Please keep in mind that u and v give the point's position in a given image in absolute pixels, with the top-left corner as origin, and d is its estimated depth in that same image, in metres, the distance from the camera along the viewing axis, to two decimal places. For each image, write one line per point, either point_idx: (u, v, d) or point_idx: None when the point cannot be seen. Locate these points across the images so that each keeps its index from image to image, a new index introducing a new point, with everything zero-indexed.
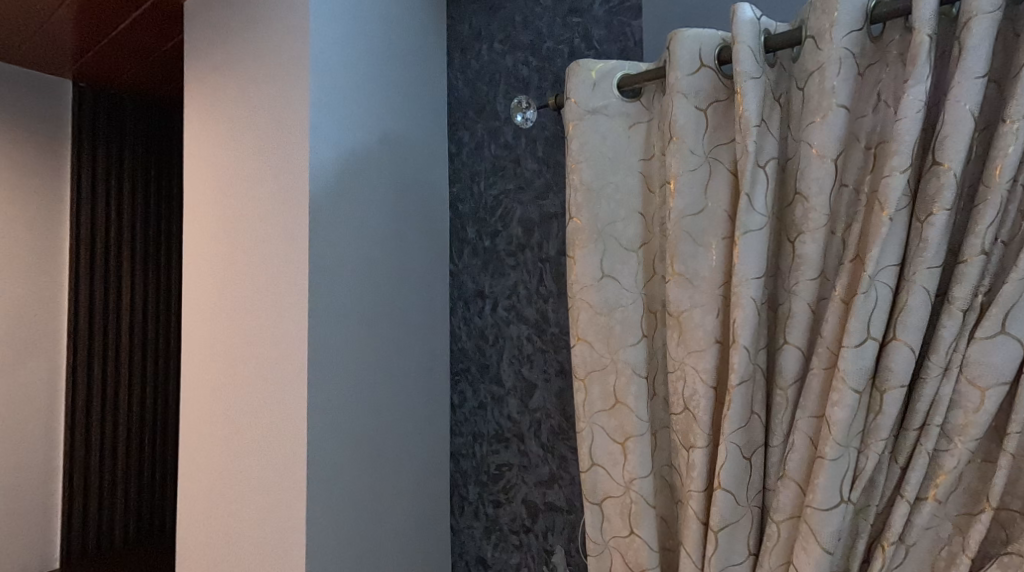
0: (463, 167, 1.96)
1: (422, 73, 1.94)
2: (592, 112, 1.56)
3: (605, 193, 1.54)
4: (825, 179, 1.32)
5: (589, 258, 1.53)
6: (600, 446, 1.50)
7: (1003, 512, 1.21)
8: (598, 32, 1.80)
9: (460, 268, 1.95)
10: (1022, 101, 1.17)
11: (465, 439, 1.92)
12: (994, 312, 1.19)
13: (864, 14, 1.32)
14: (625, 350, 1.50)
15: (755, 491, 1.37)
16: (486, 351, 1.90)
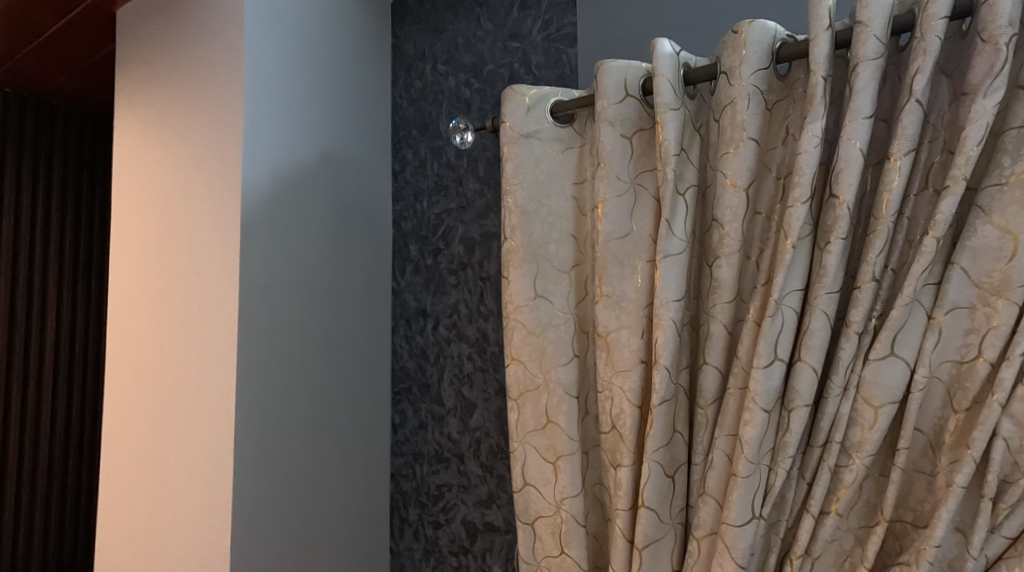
0: (407, 186, 2.00)
1: (364, 91, 1.97)
2: (526, 136, 1.61)
3: (539, 215, 1.59)
4: (738, 208, 1.39)
5: (523, 279, 1.57)
6: (532, 465, 1.53)
7: (898, 524, 1.27)
8: (537, 58, 1.86)
9: (402, 286, 1.98)
10: (904, 138, 1.24)
11: (406, 459, 1.94)
12: (884, 335, 1.25)
13: (771, 54, 1.40)
14: (557, 369, 1.54)
15: (678, 508, 1.42)
16: (427, 370, 1.93)
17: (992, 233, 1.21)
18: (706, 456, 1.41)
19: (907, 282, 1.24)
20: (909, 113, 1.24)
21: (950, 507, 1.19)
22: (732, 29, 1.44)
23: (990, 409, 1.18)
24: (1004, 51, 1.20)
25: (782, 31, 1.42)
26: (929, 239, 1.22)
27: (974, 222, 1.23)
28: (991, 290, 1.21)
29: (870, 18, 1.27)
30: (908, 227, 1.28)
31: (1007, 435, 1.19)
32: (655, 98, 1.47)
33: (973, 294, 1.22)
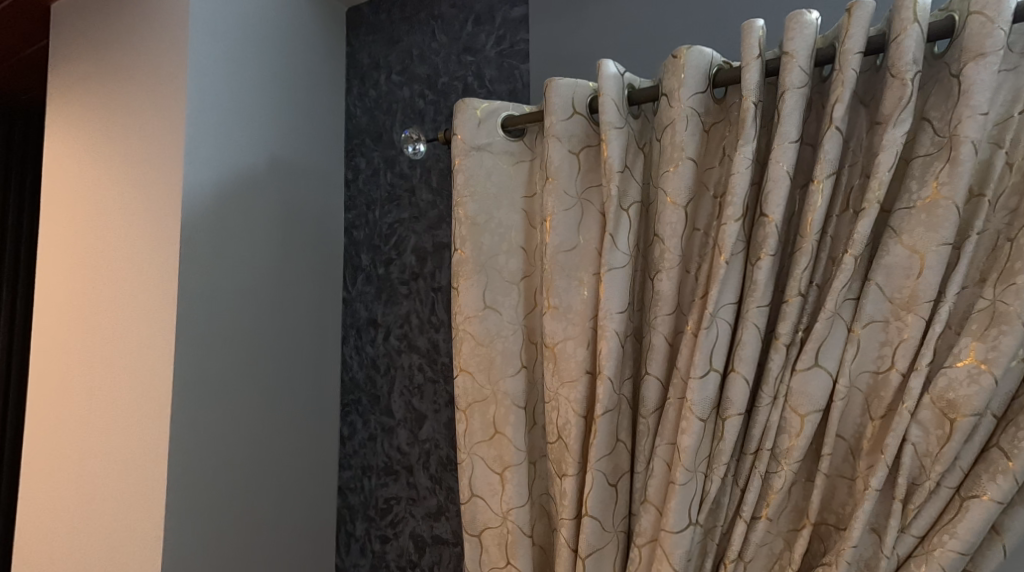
0: (360, 195, 2.03)
1: (315, 98, 2.00)
2: (477, 148, 1.65)
3: (488, 226, 1.63)
4: (678, 223, 1.44)
5: (472, 290, 1.61)
6: (479, 476, 1.56)
7: (822, 527, 1.34)
8: (491, 72, 1.91)
9: (353, 295, 2.01)
10: (827, 160, 1.32)
11: (354, 472, 1.97)
12: (810, 346, 1.32)
13: (708, 78, 1.47)
14: (505, 380, 1.58)
15: (620, 517, 1.47)
16: (377, 381, 1.96)
17: (903, 252, 1.29)
18: (648, 465, 1.45)
19: (829, 296, 1.31)
20: (830, 139, 1.32)
21: (865, 508, 1.25)
22: (671, 54, 1.51)
23: (900, 416, 1.25)
24: (909, 85, 1.28)
25: (718, 57, 1.49)
26: (848, 257, 1.30)
27: (887, 242, 1.30)
28: (902, 304, 1.29)
29: (795, 49, 1.35)
30: (831, 245, 1.35)
31: (916, 440, 1.25)
32: (600, 117, 1.53)
33: (887, 309, 1.30)
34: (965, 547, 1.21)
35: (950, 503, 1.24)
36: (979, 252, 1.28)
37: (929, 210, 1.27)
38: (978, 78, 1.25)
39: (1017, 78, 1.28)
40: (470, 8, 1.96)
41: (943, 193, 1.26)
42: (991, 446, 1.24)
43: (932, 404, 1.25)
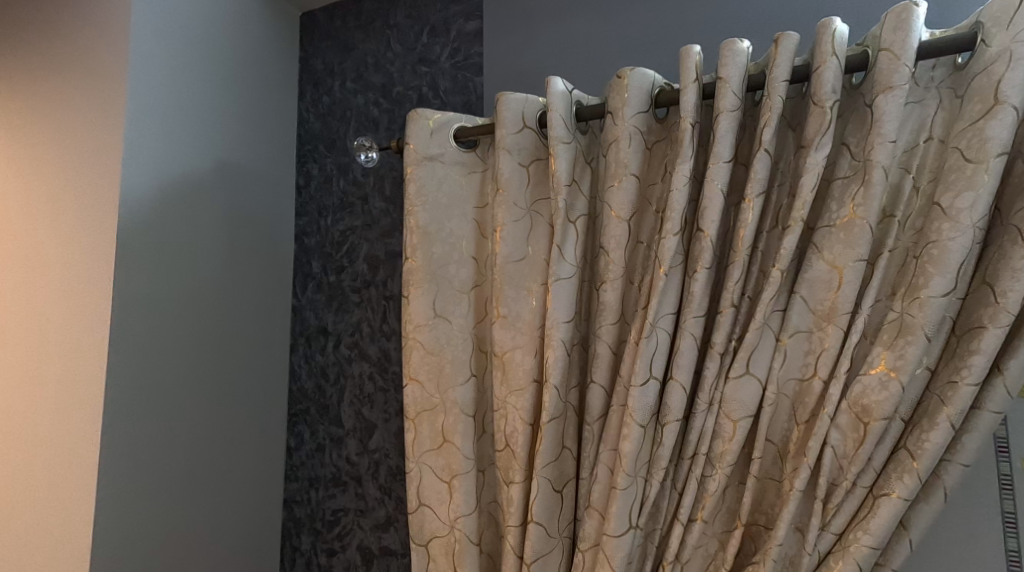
0: (311, 201, 2.06)
1: (265, 103, 2.02)
2: (430, 158, 1.70)
3: (439, 235, 1.67)
4: (622, 236, 1.50)
5: (423, 299, 1.64)
6: (427, 485, 1.59)
7: (753, 527, 1.40)
8: (445, 84, 1.96)
9: (303, 303, 2.04)
10: (758, 179, 1.38)
11: (300, 484, 1.98)
12: (742, 355, 1.38)
13: (650, 99, 1.54)
14: (454, 389, 1.61)
15: (565, 523, 1.51)
16: (327, 391, 1.98)
17: (824, 268, 1.36)
18: (593, 470, 1.50)
19: (759, 308, 1.38)
20: (760, 160, 1.39)
21: (789, 508, 1.32)
22: (616, 74, 1.57)
23: (821, 421, 1.32)
24: (828, 113, 1.36)
25: (660, 79, 1.56)
26: (774, 271, 1.37)
27: (810, 258, 1.37)
28: (823, 316, 1.36)
29: (728, 74, 1.42)
30: (761, 259, 1.42)
31: (835, 443, 1.33)
32: (548, 132, 1.59)
33: (811, 320, 1.37)
34: (876, 542, 1.28)
35: (865, 501, 1.32)
36: (892, 268, 1.36)
37: (846, 229, 1.35)
38: (887, 109, 1.33)
39: (922, 110, 1.38)
40: (425, 20, 2.01)
41: (859, 213, 1.34)
42: (900, 447, 1.31)
43: (849, 410, 1.32)
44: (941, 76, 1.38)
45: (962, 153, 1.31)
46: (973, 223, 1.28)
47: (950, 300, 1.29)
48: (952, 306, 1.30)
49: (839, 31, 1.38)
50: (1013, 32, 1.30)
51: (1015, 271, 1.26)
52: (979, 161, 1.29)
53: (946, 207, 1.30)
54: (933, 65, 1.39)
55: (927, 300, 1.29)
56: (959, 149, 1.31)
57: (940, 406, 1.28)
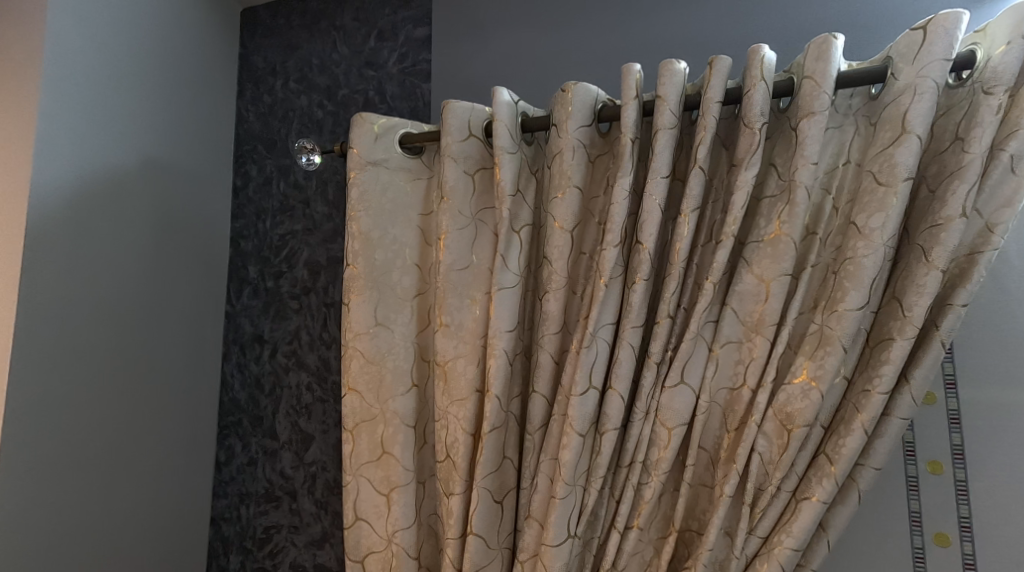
0: (249, 203, 2.06)
1: (201, 100, 2.01)
2: (374, 163, 1.71)
3: (383, 241, 1.68)
4: (565, 247, 1.53)
5: (364, 307, 1.65)
6: (364, 498, 1.59)
7: (686, 533, 1.45)
8: (392, 89, 1.98)
9: (238, 309, 2.03)
10: (694, 195, 1.43)
11: (229, 501, 1.97)
12: (677, 365, 1.43)
13: (593, 113, 1.58)
14: (395, 399, 1.62)
15: (505, 535, 1.53)
16: (261, 402, 1.98)
17: (752, 281, 1.41)
18: (533, 480, 1.52)
19: (693, 318, 1.42)
20: (695, 176, 1.43)
21: (720, 513, 1.37)
22: (560, 88, 1.61)
23: (749, 428, 1.38)
24: (758, 134, 1.41)
25: (602, 94, 1.61)
26: (708, 284, 1.41)
27: (740, 271, 1.42)
28: (752, 327, 1.41)
29: (667, 93, 1.47)
30: (696, 272, 1.47)
31: (761, 449, 1.38)
32: (494, 141, 1.62)
33: (740, 330, 1.42)
34: (799, 544, 1.33)
35: (788, 505, 1.37)
36: (814, 283, 1.41)
37: (773, 245, 1.40)
38: (810, 133, 1.39)
39: (841, 135, 1.45)
40: (373, 24, 2.04)
41: (784, 230, 1.40)
42: (820, 453, 1.37)
43: (774, 417, 1.37)
44: (857, 104, 1.45)
45: (874, 176, 1.37)
46: (884, 242, 1.34)
47: (865, 313, 1.35)
48: (866, 318, 1.36)
49: (767, 58, 1.43)
50: (917, 66, 1.37)
51: (921, 286, 1.32)
52: (890, 184, 1.35)
53: (861, 226, 1.36)
54: (851, 94, 1.45)
55: (845, 313, 1.34)
56: (872, 172, 1.38)
57: (855, 413, 1.34)
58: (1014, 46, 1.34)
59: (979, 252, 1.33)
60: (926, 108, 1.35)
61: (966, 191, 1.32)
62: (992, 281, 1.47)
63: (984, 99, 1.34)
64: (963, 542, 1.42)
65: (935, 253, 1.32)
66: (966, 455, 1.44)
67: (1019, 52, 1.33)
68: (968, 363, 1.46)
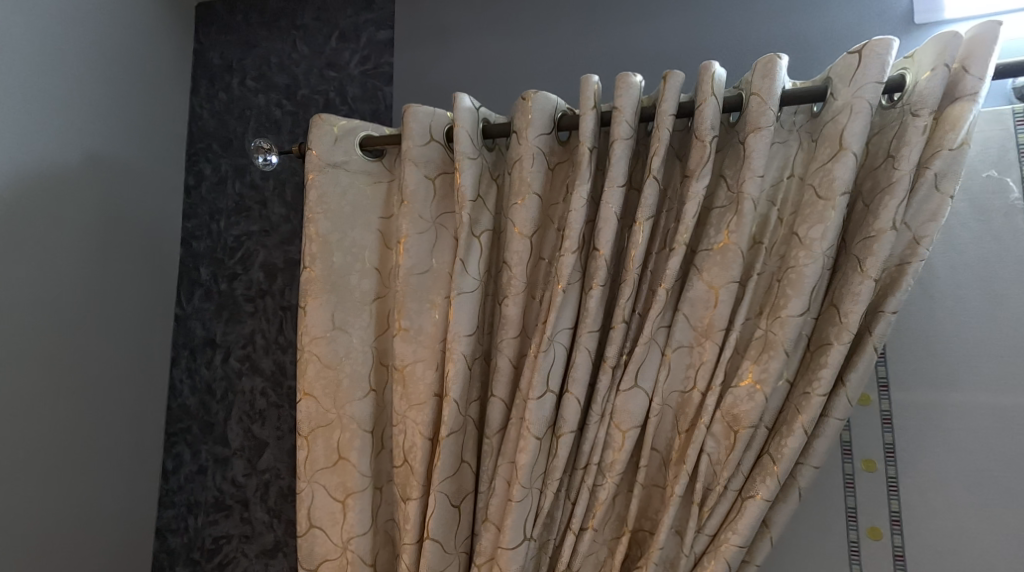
0: (202, 202, 2.06)
1: (153, 97, 2.01)
2: (333, 165, 1.73)
3: (341, 244, 1.70)
4: (524, 252, 1.56)
5: (321, 310, 1.67)
6: (320, 505, 1.61)
7: (640, 533, 1.48)
8: (353, 90, 2.00)
9: (189, 312, 2.03)
10: (649, 204, 1.48)
11: (177, 510, 1.96)
12: (632, 369, 1.47)
13: (553, 122, 1.62)
14: (352, 404, 1.64)
15: (462, 538, 1.55)
16: (212, 408, 1.97)
17: (703, 288, 1.45)
18: (490, 484, 1.55)
19: (647, 323, 1.46)
20: (650, 185, 1.48)
21: (670, 513, 1.41)
22: (521, 96, 1.64)
23: (698, 430, 1.42)
24: (708, 147, 1.46)
25: (562, 103, 1.64)
26: (661, 290, 1.46)
27: (691, 278, 1.47)
28: (702, 332, 1.45)
29: (623, 105, 1.51)
30: (651, 278, 1.51)
31: (710, 450, 1.42)
32: (455, 146, 1.65)
33: (691, 335, 1.46)
34: (744, 541, 1.38)
35: (735, 503, 1.41)
36: (760, 292, 1.46)
37: (722, 253, 1.45)
38: (757, 147, 1.44)
39: (786, 149, 1.50)
40: (334, 24, 2.05)
41: (732, 240, 1.44)
42: (764, 453, 1.42)
43: (722, 420, 1.42)
44: (801, 121, 1.50)
45: (814, 190, 1.42)
46: (823, 251, 1.40)
47: (806, 319, 1.40)
48: (807, 324, 1.41)
49: (718, 74, 1.48)
50: (853, 87, 1.42)
51: (857, 294, 1.38)
52: (828, 198, 1.40)
53: (803, 237, 1.41)
54: (795, 111, 1.51)
55: (787, 319, 1.39)
56: (813, 186, 1.43)
57: (796, 415, 1.39)
58: (939, 71, 1.40)
59: (907, 263, 1.39)
60: (861, 128, 1.40)
61: (896, 206, 1.37)
62: (920, 290, 1.52)
63: (911, 121, 1.40)
64: (893, 534, 1.47)
65: (869, 263, 1.38)
66: (897, 453, 1.49)
67: (942, 78, 1.39)
68: (900, 368, 1.51)
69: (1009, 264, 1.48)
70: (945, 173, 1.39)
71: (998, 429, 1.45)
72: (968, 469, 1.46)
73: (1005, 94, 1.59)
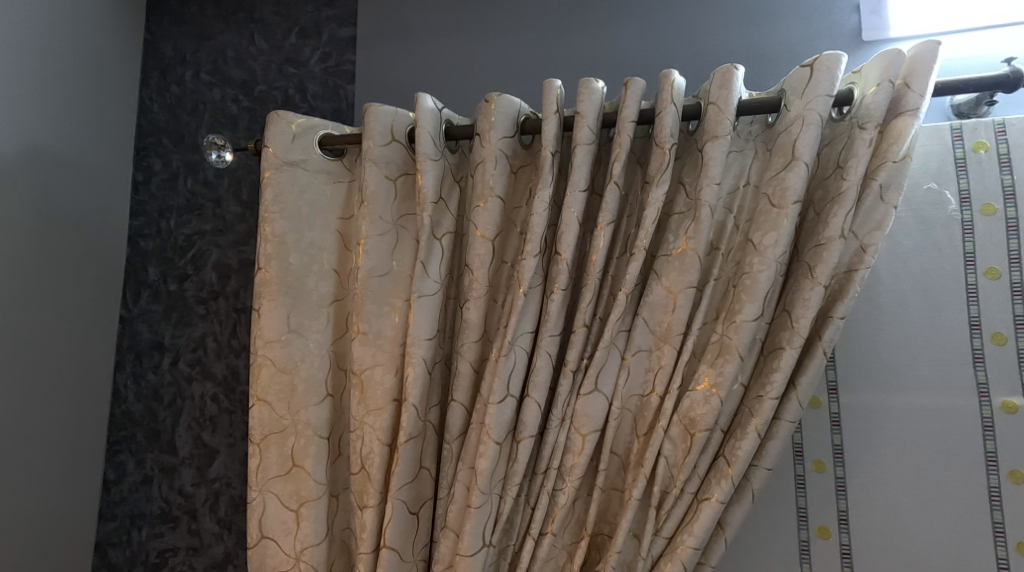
0: (152, 200, 2.03)
1: (101, 90, 1.97)
2: (291, 164, 1.71)
3: (297, 244, 1.68)
4: (485, 256, 1.57)
5: (276, 313, 1.65)
6: (272, 514, 1.60)
7: (598, 537, 1.50)
8: (313, 88, 2.00)
9: (136, 315, 1.99)
10: (610, 210, 1.49)
11: (119, 523, 1.92)
12: (591, 374, 1.48)
13: (516, 125, 1.63)
14: (307, 410, 1.63)
15: (420, 546, 1.56)
16: (160, 415, 1.94)
17: (661, 293, 1.47)
18: (450, 490, 1.55)
19: (607, 328, 1.48)
20: (611, 191, 1.49)
21: (627, 516, 1.43)
22: (483, 98, 1.65)
23: (656, 433, 1.44)
24: (668, 154, 1.48)
25: (525, 107, 1.65)
26: (621, 295, 1.47)
27: (650, 283, 1.48)
28: (661, 336, 1.47)
29: (586, 111, 1.53)
30: (611, 283, 1.52)
31: (667, 453, 1.44)
32: (416, 147, 1.65)
33: (650, 339, 1.48)
34: (699, 543, 1.40)
35: (691, 506, 1.44)
36: (716, 297, 1.48)
37: (680, 258, 1.47)
38: (714, 155, 1.46)
39: (742, 158, 1.52)
40: (294, 20, 2.04)
41: (690, 246, 1.46)
42: (719, 456, 1.44)
43: (679, 423, 1.44)
44: (757, 130, 1.53)
45: (768, 198, 1.45)
46: (776, 258, 1.42)
47: (760, 324, 1.42)
48: (761, 329, 1.43)
49: (677, 83, 1.50)
50: (805, 99, 1.45)
51: (807, 300, 1.41)
52: (781, 206, 1.43)
53: (757, 243, 1.43)
54: (751, 121, 1.54)
55: (741, 324, 1.42)
56: (766, 194, 1.45)
57: (749, 418, 1.42)
58: (884, 87, 1.43)
59: (854, 270, 1.42)
60: (813, 139, 1.43)
61: (843, 215, 1.41)
62: (866, 296, 1.55)
63: (858, 133, 1.43)
64: (841, 533, 1.50)
65: (818, 270, 1.40)
66: (845, 453, 1.52)
67: (886, 93, 1.43)
68: (848, 371, 1.54)
69: (948, 272, 1.52)
70: (890, 184, 1.42)
71: (941, 429, 1.48)
72: (913, 468, 1.49)
73: (944, 110, 1.67)
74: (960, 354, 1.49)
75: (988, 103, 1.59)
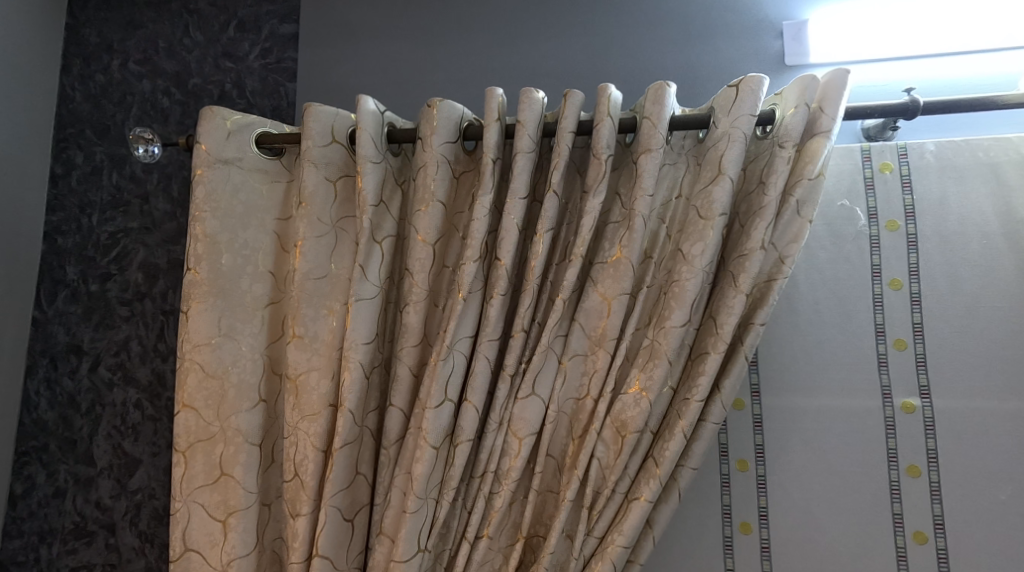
0: (72, 193, 1.99)
1: (21, 78, 1.94)
2: (225, 161, 1.71)
3: (230, 244, 1.68)
4: (426, 260, 1.59)
5: (206, 316, 1.64)
6: (197, 525, 1.58)
7: (533, 539, 1.53)
8: (251, 84, 1.99)
9: (50, 317, 1.95)
10: (549, 218, 1.53)
11: (28, 539, 1.87)
12: (527, 379, 1.51)
13: (458, 131, 1.66)
14: (239, 415, 1.62)
15: (355, 552, 1.56)
16: (76, 423, 1.91)
17: (597, 299, 1.51)
18: (386, 495, 1.57)
19: (544, 334, 1.51)
20: (550, 199, 1.53)
21: (561, 518, 1.46)
22: (426, 103, 1.67)
23: (589, 435, 1.48)
24: (605, 165, 1.52)
25: (468, 113, 1.68)
26: (558, 300, 1.51)
27: (586, 290, 1.52)
28: (596, 341, 1.51)
29: (527, 119, 1.56)
30: (550, 289, 1.56)
31: (600, 455, 1.48)
32: (357, 149, 1.66)
33: (586, 344, 1.52)
34: (629, 542, 1.44)
35: (621, 507, 1.47)
36: (649, 304, 1.53)
37: (615, 265, 1.51)
38: (648, 167, 1.50)
39: (675, 171, 1.58)
40: (233, 13, 2.04)
41: (625, 254, 1.50)
42: (648, 458, 1.48)
43: (611, 426, 1.48)
44: (689, 144, 1.58)
45: (697, 210, 1.50)
46: (704, 267, 1.47)
47: (688, 329, 1.47)
48: (689, 333, 1.48)
49: (614, 97, 1.55)
50: (732, 116, 1.50)
51: (731, 307, 1.46)
52: (708, 217, 1.48)
53: (686, 252, 1.48)
54: (683, 135, 1.59)
55: (670, 329, 1.46)
56: (695, 206, 1.50)
57: (677, 419, 1.46)
58: (800, 110, 1.49)
59: (773, 279, 1.48)
60: (738, 155, 1.48)
61: (765, 227, 1.46)
62: (786, 305, 1.61)
63: (777, 152, 1.49)
64: (761, 528, 1.55)
65: (741, 278, 1.46)
66: (766, 453, 1.57)
67: (803, 115, 1.49)
68: (770, 375, 1.59)
69: (860, 283, 1.59)
70: (805, 200, 1.48)
71: (851, 429, 1.55)
72: (824, 466, 1.55)
73: (854, 132, 1.74)
74: (867, 359, 1.56)
75: (893, 127, 1.68)
